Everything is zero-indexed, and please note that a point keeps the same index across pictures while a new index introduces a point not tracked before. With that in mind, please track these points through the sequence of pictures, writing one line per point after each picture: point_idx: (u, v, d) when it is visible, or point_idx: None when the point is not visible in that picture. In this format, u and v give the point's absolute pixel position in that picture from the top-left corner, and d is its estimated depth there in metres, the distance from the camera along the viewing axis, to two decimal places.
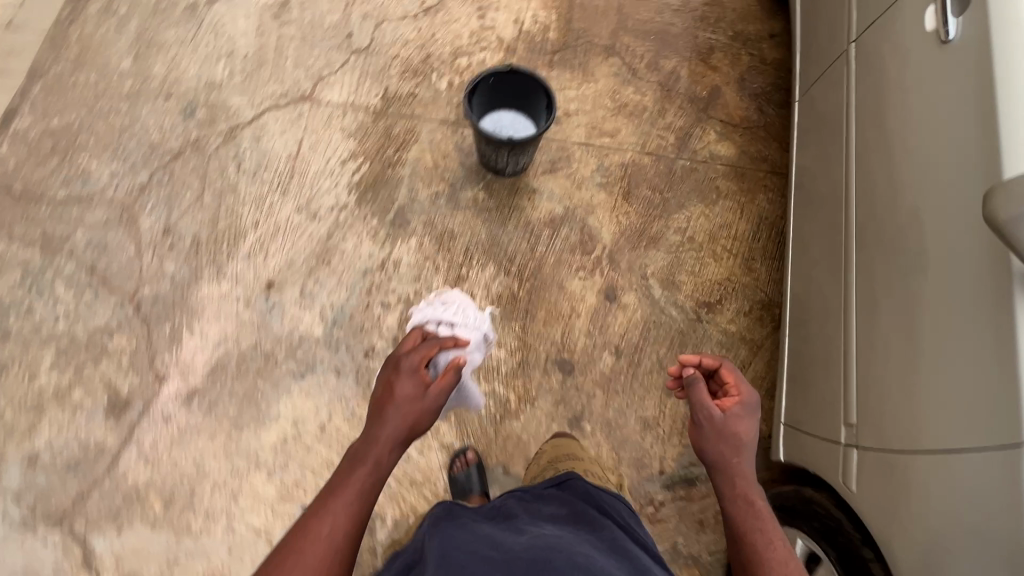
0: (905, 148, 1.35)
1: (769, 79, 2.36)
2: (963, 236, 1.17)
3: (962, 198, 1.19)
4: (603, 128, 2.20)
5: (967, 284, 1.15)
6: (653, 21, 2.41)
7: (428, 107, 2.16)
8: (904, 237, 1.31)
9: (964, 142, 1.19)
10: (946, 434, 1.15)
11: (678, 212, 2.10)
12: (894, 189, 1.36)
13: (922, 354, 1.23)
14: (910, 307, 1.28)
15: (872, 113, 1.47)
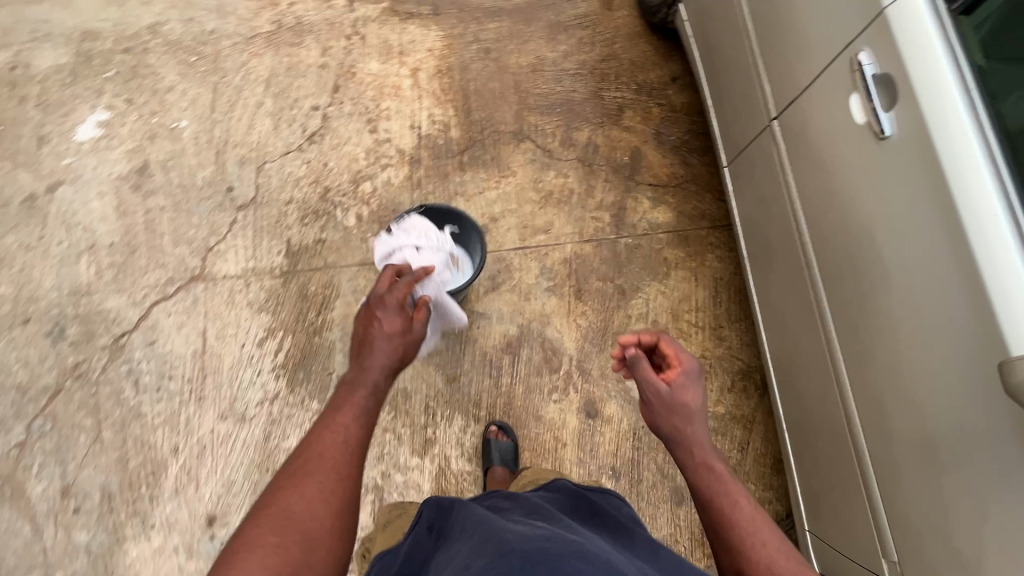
0: (868, 244, 1.25)
1: (686, 128, 2.26)
2: (959, 361, 1.04)
3: (945, 316, 1.07)
4: (535, 225, 2.04)
5: (977, 417, 1.02)
6: (555, 91, 2.27)
7: (341, 251, 1.91)
8: (895, 349, 1.20)
9: (933, 252, 1.08)
10: None
11: (635, 298, 1.98)
12: (871, 293, 1.25)
13: (948, 489, 1.10)
14: (920, 431, 1.16)
15: (825, 204, 1.38)
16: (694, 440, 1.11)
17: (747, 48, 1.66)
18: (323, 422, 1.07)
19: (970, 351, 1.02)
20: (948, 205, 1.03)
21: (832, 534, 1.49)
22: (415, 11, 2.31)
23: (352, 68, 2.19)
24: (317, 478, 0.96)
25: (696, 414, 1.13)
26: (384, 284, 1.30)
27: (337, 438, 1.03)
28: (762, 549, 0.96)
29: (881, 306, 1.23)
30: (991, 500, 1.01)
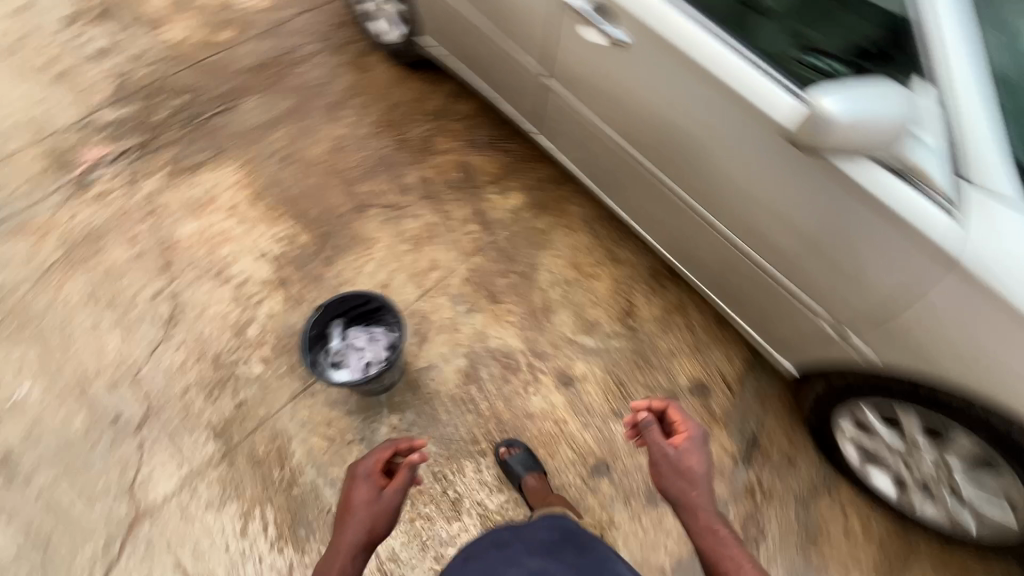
0: (659, 113, 1.50)
1: (488, 126, 2.52)
2: (765, 145, 1.29)
3: (735, 124, 1.33)
4: (423, 269, 2.13)
5: (800, 174, 1.27)
6: (366, 157, 2.40)
7: (267, 400, 1.83)
8: (725, 171, 1.44)
9: (699, 90, 1.34)
10: (897, 278, 1.23)
11: (539, 273, 2.15)
12: (685, 144, 1.50)
13: (822, 239, 1.32)
14: (779, 214, 1.38)
15: (614, 108, 1.63)
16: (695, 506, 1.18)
17: (492, 40, 1.93)
18: None
19: (765, 136, 1.28)
20: (683, 55, 1.31)
21: (786, 349, 1.68)
22: (201, 162, 2.32)
23: (170, 239, 2.12)
24: None
25: (701, 478, 1.20)
26: (371, 451, 1.26)
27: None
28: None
29: (702, 153, 1.47)
30: (848, 221, 1.25)
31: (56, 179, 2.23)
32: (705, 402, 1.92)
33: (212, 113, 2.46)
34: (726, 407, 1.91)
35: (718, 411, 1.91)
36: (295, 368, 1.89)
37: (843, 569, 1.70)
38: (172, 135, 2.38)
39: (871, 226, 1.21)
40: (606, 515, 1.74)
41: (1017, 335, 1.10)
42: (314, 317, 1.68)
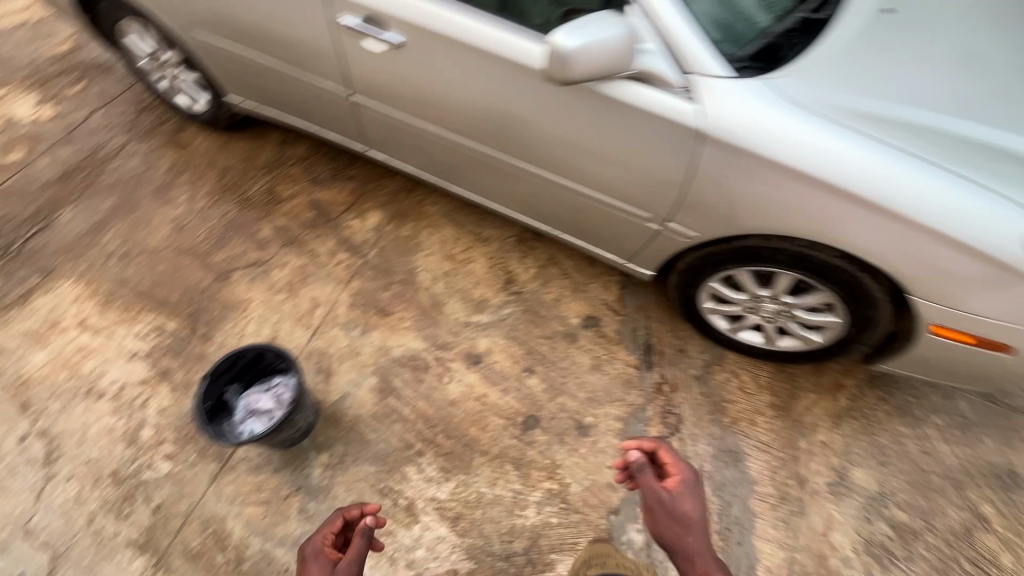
0: (449, 92, 1.64)
1: (327, 161, 2.57)
2: (539, 90, 1.48)
3: (510, 81, 1.51)
4: (306, 310, 2.14)
5: (574, 104, 1.47)
6: (212, 227, 2.35)
7: (186, 493, 1.75)
8: (518, 122, 1.59)
9: (472, 62, 1.51)
10: (675, 161, 1.45)
11: (419, 275, 2.24)
12: (480, 112, 1.64)
13: (613, 150, 1.52)
14: (573, 143, 1.56)
15: (413, 102, 1.75)
16: (688, 552, 1.16)
17: (289, 76, 2.00)
18: None
19: (536, 83, 1.47)
20: (449, 38, 1.50)
21: (638, 261, 1.86)
22: (30, 290, 2.15)
23: (22, 377, 1.96)
24: None
25: (697, 522, 1.19)
26: (320, 529, 1.23)
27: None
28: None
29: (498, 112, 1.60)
30: (623, 129, 1.46)
31: None
32: (599, 330, 2.12)
33: (26, 237, 2.29)
34: (618, 328, 2.13)
35: (612, 334, 2.12)
36: (205, 450, 1.82)
37: (751, 419, 1.96)
38: None
39: (640, 126, 1.43)
40: (549, 459, 1.86)
41: (770, 173, 1.36)
42: (200, 390, 1.63)
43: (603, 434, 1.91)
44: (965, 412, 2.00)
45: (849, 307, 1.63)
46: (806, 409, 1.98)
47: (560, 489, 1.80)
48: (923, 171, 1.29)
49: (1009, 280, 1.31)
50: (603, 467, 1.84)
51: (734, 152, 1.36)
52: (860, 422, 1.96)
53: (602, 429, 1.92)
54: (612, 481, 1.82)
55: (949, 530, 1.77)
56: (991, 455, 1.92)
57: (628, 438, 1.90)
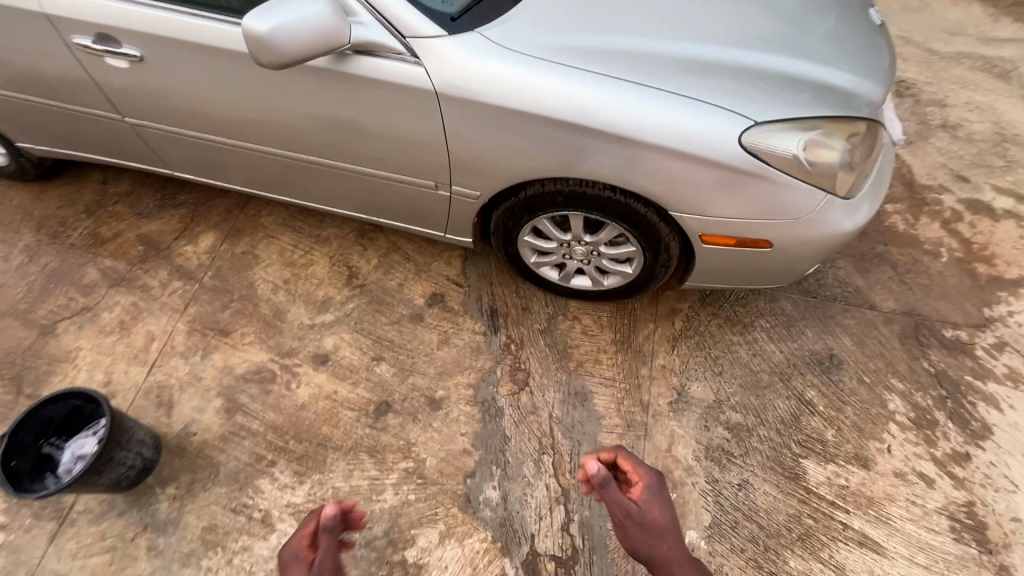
0: (215, 100, 1.66)
1: (152, 192, 2.47)
2: (291, 81, 1.54)
3: (264, 77, 1.56)
4: (141, 346, 2.07)
5: (325, 89, 1.53)
6: (31, 283, 2.23)
7: (23, 559, 1.67)
8: (289, 117, 1.64)
9: (222, 65, 1.56)
10: (430, 126, 1.53)
11: (259, 288, 2.20)
12: (251, 113, 1.67)
13: (376, 127, 1.58)
14: (340, 125, 1.61)
15: (188, 116, 1.76)
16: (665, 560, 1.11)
17: (65, 111, 1.93)
18: None
19: (286, 75, 1.53)
20: (192, 45, 1.53)
21: (453, 230, 1.90)
22: None
23: None
24: None
25: (668, 525, 1.15)
26: (296, 533, 1.20)
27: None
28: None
29: (265, 109, 1.64)
30: (374, 104, 1.52)
31: None
32: (444, 305, 2.15)
33: None
34: (462, 299, 2.16)
35: (457, 306, 2.15)
36: (41, 511, 1.74)
37: (595, 359, 2.04)
38: None
39: (387, 98, 1.49)
40: (403, 439, 1.88)
41: (508, 119, 1.45)
42: (2, 450, 1.54)
43: (455, 404, 1.95)
44: (788, 311, 2.16)
45: (636, 233, 1.71)
46: (645, 338, 2.08)
47: (416, 466, 1.83)
48: (633, 92, 1.41)
49: (735, 177, 1.44)
50: (457, 435, 1.89)
51: (472, 106, 1.44)
52: (695, 340, 2.08)
53: (454, 400, 1.96)
54: (467, 447, 1.87)
55: (779, 420, 1.94)
56: (812, 344, 2.10)
57: (480, 402, 1.95)
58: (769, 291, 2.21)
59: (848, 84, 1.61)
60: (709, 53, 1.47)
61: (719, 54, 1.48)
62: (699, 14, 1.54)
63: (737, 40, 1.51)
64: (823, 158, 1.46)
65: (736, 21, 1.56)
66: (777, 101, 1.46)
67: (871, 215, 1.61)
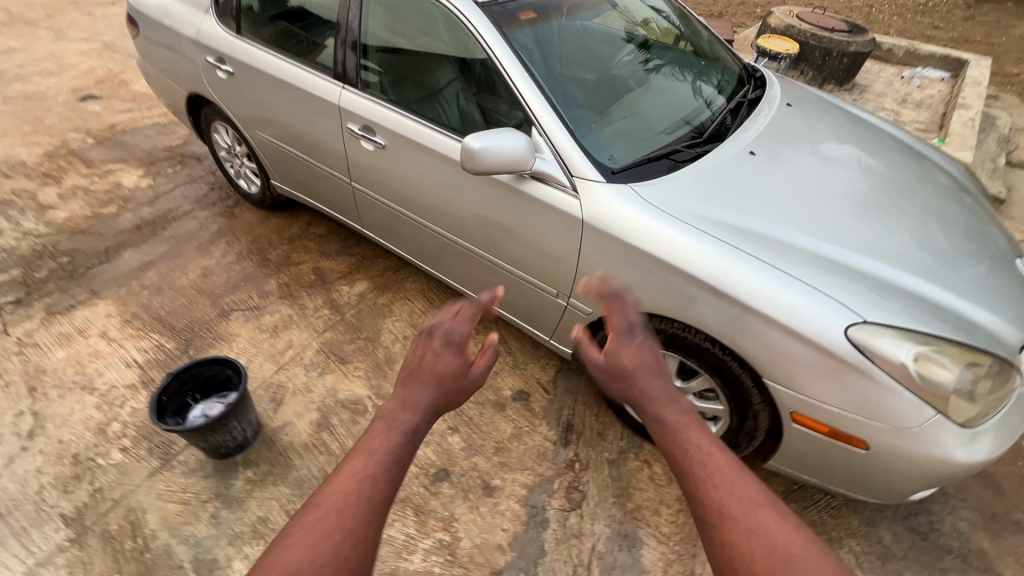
0: (418, 186, 2.19)
1: (338, 240, 3.10)
2: (476, 185, 1.98)
3: (458, 179, 2.03)
4: (280, 349, 2.48)
5: (499, 195, 1.94)
6: (230, 276, 2.85)
7: (124, 483, 1.97)
8: (464, 209, 2.08)
9: (434, 164, 2.08)
10: (570, 243, 1.83)
11: (382, 336, 2.56)
12: (439, 200, 2.15)
13: (527, 233, 1.93)
14: (500, 226, 2.00)
15: (395, 191, 2.30)
16: (651, 398, 1.09)
17: (316, 167, 2.62)
18: (337, 475, 0.92)
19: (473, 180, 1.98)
20: (420, 144, 2.07)
21: (557, 337, 2.12)
22: (76, 303, 2.66)
23: (39, 368, 2.36)
24: (326, 531, 0.84)
25: (647, 367, 1.11)
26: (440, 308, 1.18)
27: (361, 480, 0.91)
28: (712, 492, 0.94)
29: (449, 199, 2.11)
30: (532, 216, 1.89)
31: None
32: (527, 404, 2.29)
33: (91, 265, 2.87)
34: (544, 404, 2.29)
35: (538, 409, 2.28)
36: (154, 449, 2.07)
37: (654, 509, 1.97)
38: (51, 287, 2.74)
39: (543, 215, 1.85)
40: (447, 512, 1.94)
41: (635, 255, 1.70)
42: (163, 384, 1.96)
43: (506, 498, 1.99)
44: (885, 541, 1.92)
45: (728, 394, 1.78)
46: None
47: (450, 541, 1.87)
48: (751, 262, 1.58)
49: (835, 366, 1.48)
50: (497, 528, 1.90)
51: (610, 238, 1.73)
52: None
53: (506, 493, 2.00)
54: (502, 543, 1.87)
55: None
56: None
57: (530, 505, 1.97)
58: (867, 511, 1.99)
59: (981, 320, 1.61)
60: (830, 253, 1.63)
61: (840, 256, 1.63)
62: (828, 219, 1.73)
63: (859, 250, 1.66)
64: (936, 375, 1.45)
65: (865, 236, 1.71)
66: (895, 309, 1.52)
67: (992, 456, 1.50)
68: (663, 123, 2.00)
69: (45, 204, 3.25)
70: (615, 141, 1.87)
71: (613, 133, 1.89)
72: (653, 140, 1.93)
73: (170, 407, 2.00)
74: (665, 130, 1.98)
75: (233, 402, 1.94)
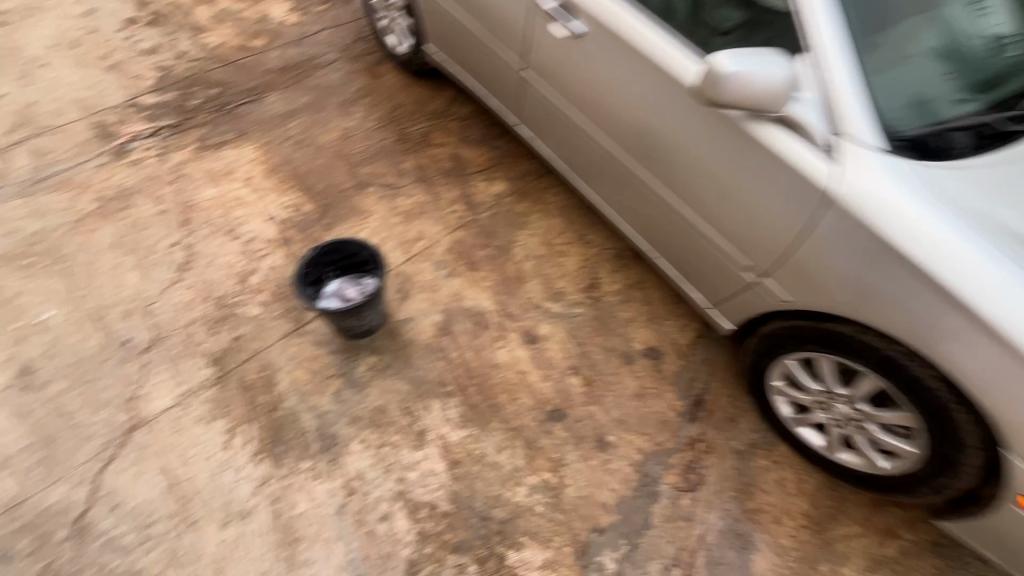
0: (607, 94, 1.80)
1: (480, 126, 2.82)
2: (689, 113, 1.58)
3: (666, 100, 1.63)
4: (411, 238, 2.38)
5: (716, 134, 1.55)
6: (369, 145, 2.70)
7: (261, 337, 2.04)
8: (660, 138, 1.71)
9: (637, 74, 1.67)
10: (797, 218, 1.46)
11: (515, 248, 2.38)
12: (628, 118, 1.78)
13: (738, 189, 1.56)
14: (703, 170, 1.63)
15: (574, 92, 1.93)
16: None
17: (484, 41, 2.25)
18: None
19: (687, 106, 1.58)
20: (627, 42, 1.65)
21: (722, 309, 1.85)
22: (225, 141, 2.64)
23: (191, 201, 2.41)
24: None
25: None
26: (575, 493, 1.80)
27: None
28: None
29: (643, 121, 1.73)
30: (754, 173, 1.50)
31: (96, 147, 2.56)
32: (657, 364, 2.10)
33: (239, 103, 2.81)
34: (676, 369, 2.09)
35: (668, 374, 2.08)
36: (289, 311, 2.11)
37: (776, 517, 1.81)
38: (202, 118, 2.72)
39: (770, 175, 1.46)
40: (558, 454, 1.88)
41: (884, 258, 1.33)
42: (307, 255, 1.93)
43: (619, 457, 1.89)
44: None
45: (930, 443, 1.49)
46: (843, 537, 1.78)
47: (556, 484, 1.82)
48: None
49: None
50: (605, 486, 1.83)
51: (860, 228, 1.34)
52: None
53: (619, 453, 1.90)
54: (608, 502, 1.80)
55: None
56: None
57: (642, 473, 1.86)
58: None
59: None
60: None
61: None
62: None
63: None
64: None
65: None
66: None
67: None
68: (968, 75, 1.41)
69: (198, 25, 3.15)
70: (891, 93, 1.35)
71: (892, 80, 1.36)
72: (945, 99, 1.38)
73: (309, 280, 1.98)
74: (966, 86, 1.40)
75: (377, 289, 1.90)
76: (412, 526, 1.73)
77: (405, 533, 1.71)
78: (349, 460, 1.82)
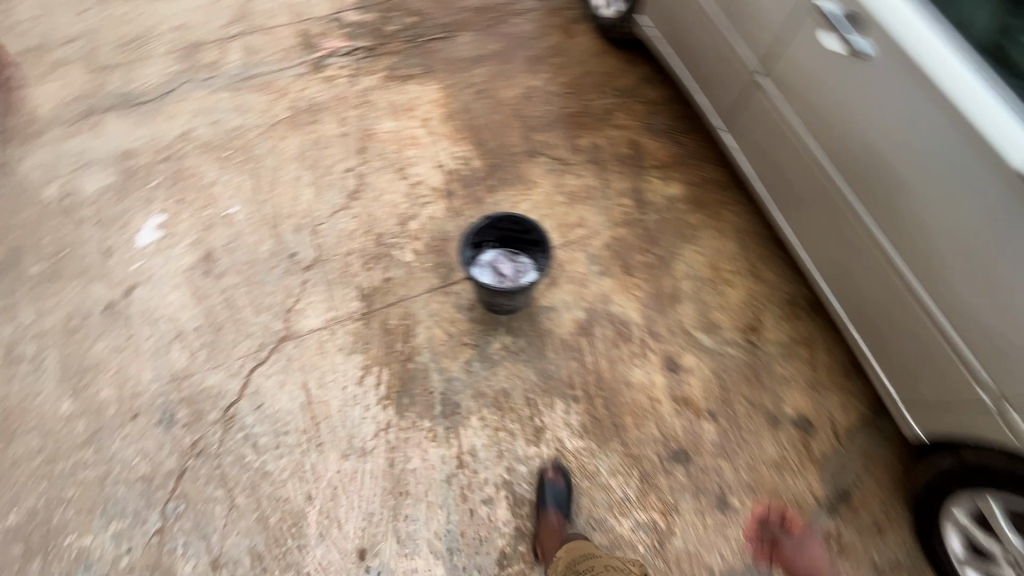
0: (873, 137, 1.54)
1: (668, 116, 2.57)
2: (988, 195, 1.31)
3: (958, 169, 1.35)
4: (570, 222, 2.26)
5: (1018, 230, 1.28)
6: (548, 110, 2.56)
7: (408, 285, 2.07)
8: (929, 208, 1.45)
9: (930, 126, 1.39)
10: None
11: (677, 262, 2.18)
12: (892, 172, 1.52)
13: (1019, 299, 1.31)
14: (977, 262, 1.38)
15: (825, 121, 1.67)
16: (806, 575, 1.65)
17: (719, 33, 1.98)
18: None
19: (989, 186, 1.30)
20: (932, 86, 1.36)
21: (924, 409, 1.63)
22: (411, 75, 2.63)
23: (371, 130, 2.45)
24: None
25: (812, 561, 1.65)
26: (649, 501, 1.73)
27: None
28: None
29: (914, 182, 1.47)
30: None
31: (298, 56, 2.65)
32: (805, 437, 1.87)
33: (432, 37, 2.76)
34: (826, 451, 1.85)
35: (815, 452, 1.85)
36: (439, 267, 2.11)
37: None
38: (395, 47, 2.72)
39: None
40: (673, 499, 1.77)
41: None
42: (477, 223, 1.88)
43: (738, 525, 1.74)
44: None
45: None
46: None
47: (664, 530, 1.72)
48: None
49: None
50: (716, 550, 1.70)
51: None
52: None
53: (740, 520, 1.74)
54: (714, 567, 1.68)
55: None
56: None
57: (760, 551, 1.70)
58: None
59: None
60: None
61: None
62: None
63: None
64: None
65: None
66: None
67: None
68: None
69: None
70: None
71: None
72: None
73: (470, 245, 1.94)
74: None
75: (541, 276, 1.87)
76: (511, 519, 1.72)
77: (504, 524, 1.71)
78: (465, 434, 1.82)
